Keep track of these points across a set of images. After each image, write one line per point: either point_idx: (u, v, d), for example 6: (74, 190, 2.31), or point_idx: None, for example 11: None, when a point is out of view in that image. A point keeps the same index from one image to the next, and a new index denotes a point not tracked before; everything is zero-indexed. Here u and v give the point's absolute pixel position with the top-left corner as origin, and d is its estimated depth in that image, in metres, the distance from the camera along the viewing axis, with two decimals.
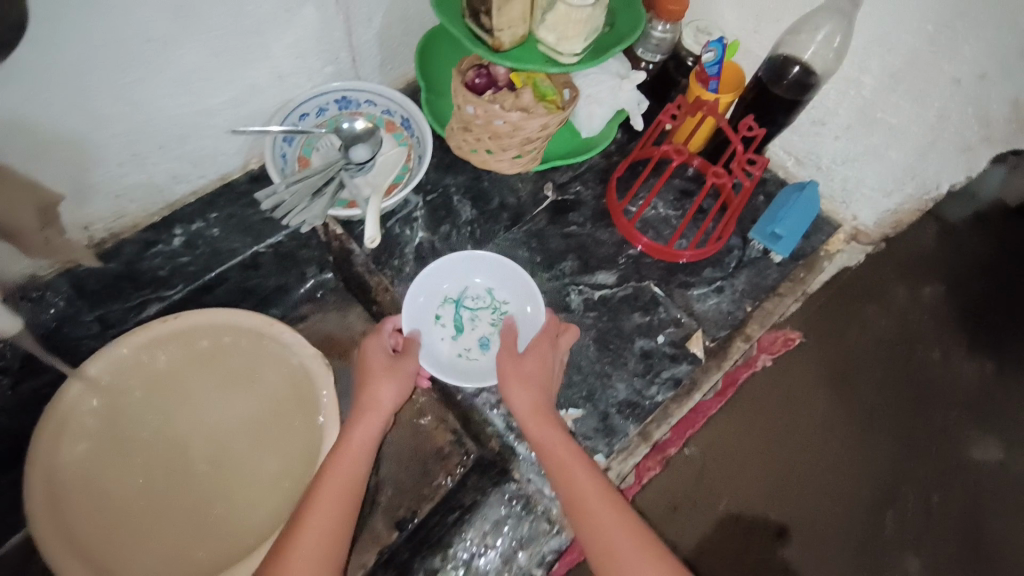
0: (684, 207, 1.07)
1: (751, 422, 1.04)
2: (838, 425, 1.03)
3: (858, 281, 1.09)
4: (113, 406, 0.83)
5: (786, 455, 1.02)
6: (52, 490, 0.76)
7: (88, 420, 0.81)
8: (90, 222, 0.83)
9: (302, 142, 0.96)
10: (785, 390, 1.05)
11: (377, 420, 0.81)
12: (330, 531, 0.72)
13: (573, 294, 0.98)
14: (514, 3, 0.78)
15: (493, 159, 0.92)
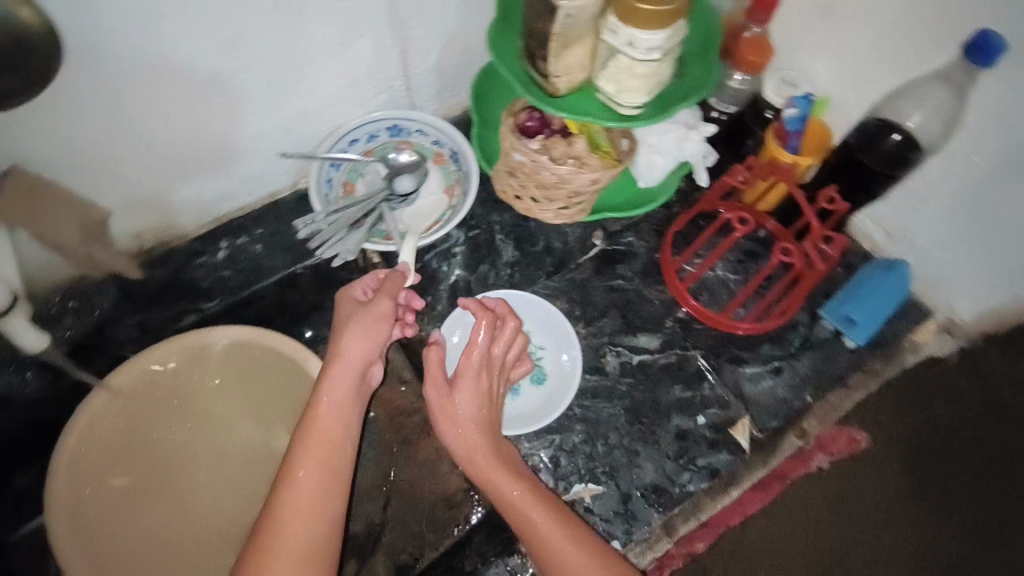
0: (746, 273, 0.97)
1: (819, 496, 0.88)
2: (916, 509, 0.88)
3: (952, 380, 0.92)
4: (136, 415, 0.85)
5: (854, 533, 0.88)
6: (70, 502, 0.77)
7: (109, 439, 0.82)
8: (139, 231, 0.87)
9: (348, 168, 0.94)
10: (857, 464, 0.90)
11: (353, 384, 0.76)
12: (314, 494, 0.69)
13: (610, 355, 0.91)
14: (574, 50, 0.73)
15: (537, 208, 0.87)
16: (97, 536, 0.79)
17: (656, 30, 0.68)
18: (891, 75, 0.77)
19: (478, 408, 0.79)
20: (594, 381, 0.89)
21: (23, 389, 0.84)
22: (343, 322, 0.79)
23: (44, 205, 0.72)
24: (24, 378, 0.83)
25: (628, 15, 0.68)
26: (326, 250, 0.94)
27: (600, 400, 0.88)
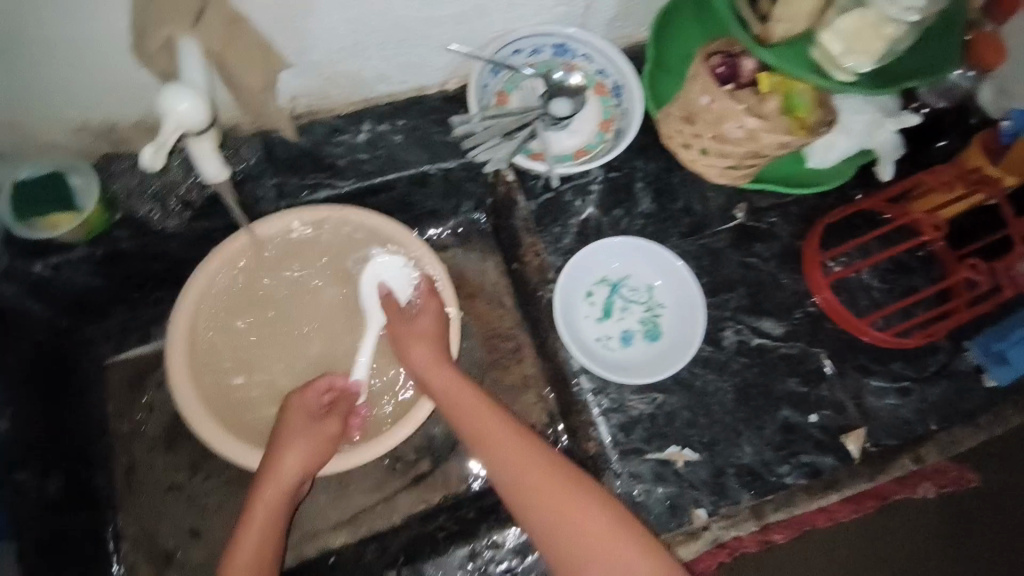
0: (894, 287, 0.91)
1: (895, 525, 0.87)
2: (995, 563, 0.86)
3: None
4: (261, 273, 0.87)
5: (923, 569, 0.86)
6: (189, 340, 0.81)
7: (237, 290, 0.86)
8: (296, 94, 0.84)
9: (507, 77, 0.89)
10: (947, 505, 0.88)
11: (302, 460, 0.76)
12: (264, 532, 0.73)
13: (729, 331, 0.87)
14: None
15: (703, 162, 0.81)
16: (213, 371, 0.84)
17: None
18: None
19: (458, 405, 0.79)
20: (707, 351, 0.85)
21: (163, 220, 0.83)
22: (289, 424, 0.78)
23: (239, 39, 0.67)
24: (167, 209, 0.82)
25: None
26: (479, 153, 0.90)
27: (711, 372, 0.84)
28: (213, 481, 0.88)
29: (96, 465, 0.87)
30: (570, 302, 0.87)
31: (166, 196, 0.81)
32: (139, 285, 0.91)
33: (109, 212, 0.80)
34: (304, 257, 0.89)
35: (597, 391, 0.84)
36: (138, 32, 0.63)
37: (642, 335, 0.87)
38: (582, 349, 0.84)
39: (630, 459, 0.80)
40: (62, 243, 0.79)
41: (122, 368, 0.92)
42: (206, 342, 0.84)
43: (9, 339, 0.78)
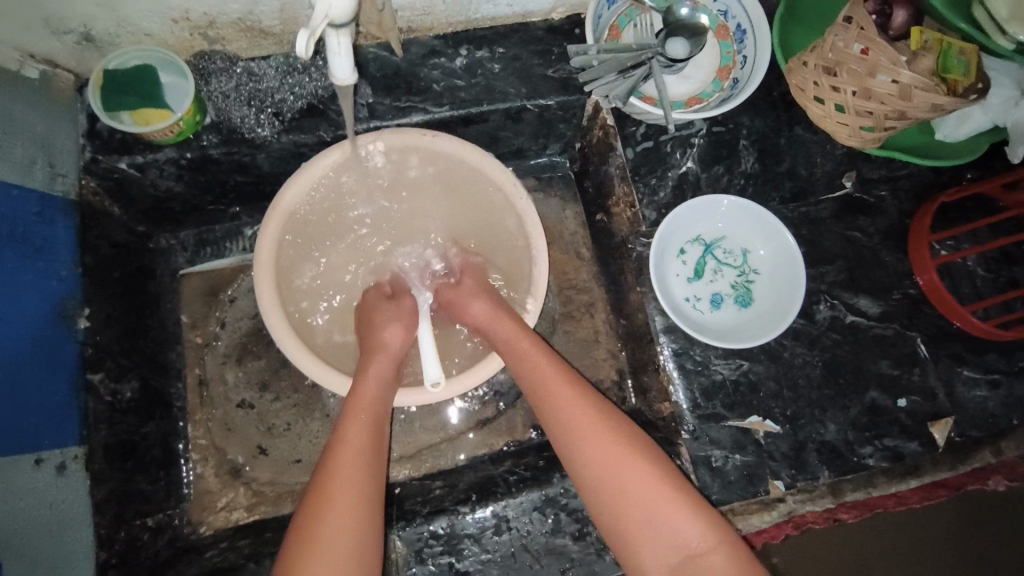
0: (998, 277, 0.86)
1: (957, 514, 0.87)
2: None
3: None
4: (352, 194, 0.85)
5: (978, 559, 0.87)
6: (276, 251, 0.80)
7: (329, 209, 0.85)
8: (403, 6, 0.80)
9: (622, 10, 0.84)
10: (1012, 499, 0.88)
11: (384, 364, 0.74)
12: (365, 485, 0.63)
13: (823, 305, 0.83)
14: None
15: (830, 119, 0.76)
16: (295, 289, 0.83)
17: None
18: None
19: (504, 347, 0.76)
20: (799, 323, 0.82)
21: (254, 128, 0.79)
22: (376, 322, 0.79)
23: None
24: (260, 117, 0.79)
25: None
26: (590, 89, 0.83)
27: (800, 345, 0.81)
28: (283, 401, 0.89)
29: (170, 373, 0.86)
30: (665, 259, 0.84)
31: (260, 104, 0.79)
32: (217, 196, 0.88)
33: (199, 114, 0.77)
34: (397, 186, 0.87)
35: (679, 354, 0.80)
36: None
37: (733, 300, 0.84)
38: (672, 307, 0.82)
39: (710, 424, 0.78)
40: (151, 141, 0.76)
41: (198, 279, 0.92)
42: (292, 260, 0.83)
43: (89, 238, 0.78)
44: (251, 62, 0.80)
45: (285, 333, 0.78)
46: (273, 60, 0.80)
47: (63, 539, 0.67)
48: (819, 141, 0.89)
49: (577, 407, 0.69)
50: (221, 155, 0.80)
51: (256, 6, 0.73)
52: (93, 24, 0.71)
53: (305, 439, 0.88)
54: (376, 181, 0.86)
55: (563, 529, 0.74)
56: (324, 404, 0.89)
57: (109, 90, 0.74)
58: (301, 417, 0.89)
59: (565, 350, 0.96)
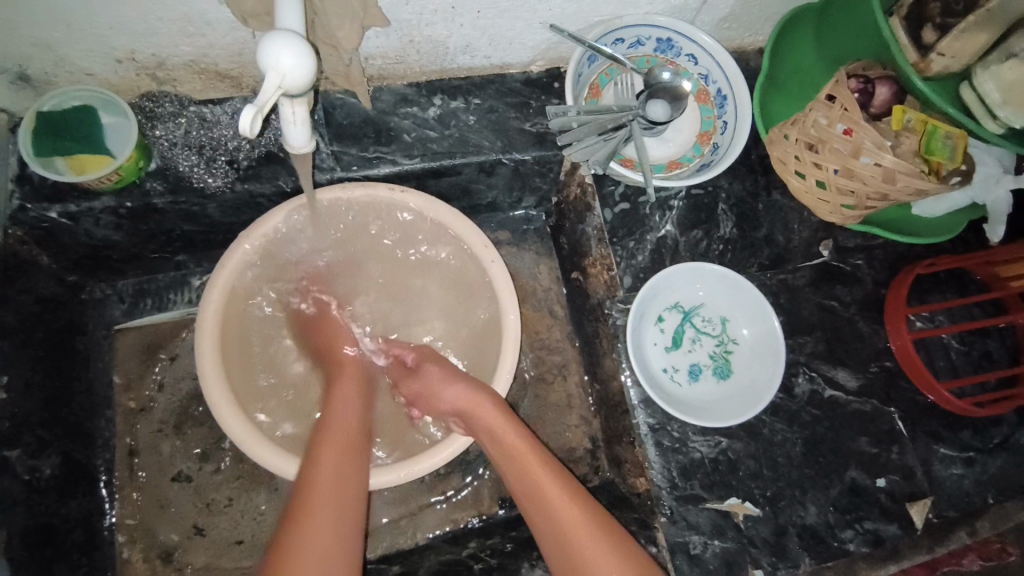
0: (971, 350, 0.86)
1: None
2: None
3: None
4: (309, 250, 0.79)
5: None
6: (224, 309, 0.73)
7: (303, 255, 0.80)
8: (374, 54, 0.76)
9: (602, 68, 0.82)
10: None
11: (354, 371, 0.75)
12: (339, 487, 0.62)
13: (802, 378, 0.81)
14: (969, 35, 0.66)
15: (814, 194, 0.74)
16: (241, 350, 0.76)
17: None
18: None
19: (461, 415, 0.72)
20: (778, 398, 0.80)
21: (204, 177, 0.73)
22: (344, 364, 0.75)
23: None
24: (212, 166, 0.73)
25: None
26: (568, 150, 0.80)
27: (779, 421, 0.78)
28: (225, 474, 0.81)
29: (97, 444, 0.77)
30: (643, 320, 0.81)
31: (212, 152, 0.73)
32: (161, 244, 0.81)
33: (143, 160, 0.71)
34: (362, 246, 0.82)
35: (655, 429, 0.76)
36: None
37: (712, 373, 0.81)
38: (647, 378, 0.78)
39: (688, 507, 0.74)
40: (88, 189, 0.69)
41: (135, 336, 0.84)
42: (257, 298, 0.78)
43: (11, 294, 0.70)
44: (204, 107, 0.73)
45: (216, 379, 0.71)
46: (228, 106, 0.74)
47: None
48: (794, 208, 0.88)
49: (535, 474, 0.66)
50: (167, 205, 0.73)
51: (211, 49, 0.67)
52: (27, 62, 0.64)
53: (248, 518, 0.80)
54: (338, 235, 0.80)
55: None
56: (272, 479, 0.81)
57: (42, 133, 0.67)
58: (245, 490, 0.81)
59: (537, 414, 0.91)
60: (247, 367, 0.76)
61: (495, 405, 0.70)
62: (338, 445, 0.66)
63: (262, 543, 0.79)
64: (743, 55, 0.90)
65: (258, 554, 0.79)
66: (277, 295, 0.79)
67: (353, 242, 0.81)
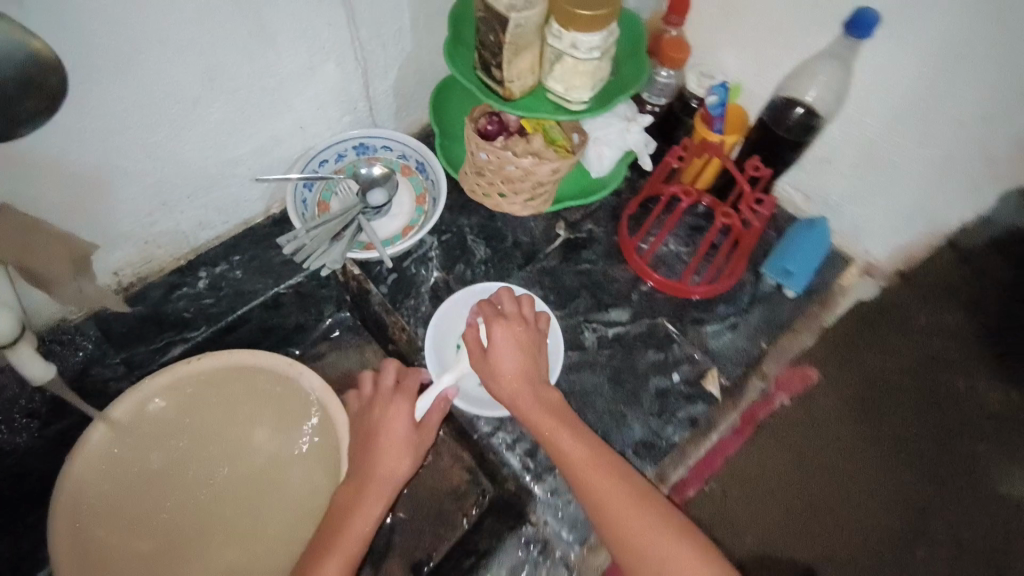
0: (696, 244, 1.07)
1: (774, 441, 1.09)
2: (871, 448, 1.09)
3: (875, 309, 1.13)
4: (130, 462, 0.82)
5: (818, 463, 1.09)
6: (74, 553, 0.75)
7: (126, 470, 0.82)
8: (119, 267, 0.88)
9: (321, 187, 0.99)
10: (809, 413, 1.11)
11: (391, 454, 0.82)
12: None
13: (587, 332, 0.98)
14: (523, 57, 0.82)
15: (505, 202, 0.93)
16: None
17: (596, 32, 0.77)
18: (774, 50, 0.91)
19: (518, 370, 0.83)
20: (575, 356, 0.96)
21: (12, 437, 0.80)
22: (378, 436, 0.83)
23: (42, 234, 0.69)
24: (15, 425, 0.80)
25: (569, 19, 0.76)
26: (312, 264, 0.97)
27: (584, 371, 0.95)
28: None
29: None
30: (444, 348, 0.94)
31: (9, 415, 0.79)
32: None
33: None
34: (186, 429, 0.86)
35: (499, 427, 0.90)
36: None
37: None
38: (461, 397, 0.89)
39: (547, 479, 0.87)
40: None
41: None
42: (102, 532, 0.79)
43: None
44: None
45: None
46: None
47: None
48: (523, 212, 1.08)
49: (581, 453, 0.77)
50: None
51: None
52: None
53: None
54: (155, 435, 0.84)
55: None
56: None
57: None
58: None
59: (416, 476, 1.00)
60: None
61: (552, 408, 0.81)
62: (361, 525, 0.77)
63: None
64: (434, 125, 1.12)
65: None
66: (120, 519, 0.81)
67: (170, 434, 0.85)
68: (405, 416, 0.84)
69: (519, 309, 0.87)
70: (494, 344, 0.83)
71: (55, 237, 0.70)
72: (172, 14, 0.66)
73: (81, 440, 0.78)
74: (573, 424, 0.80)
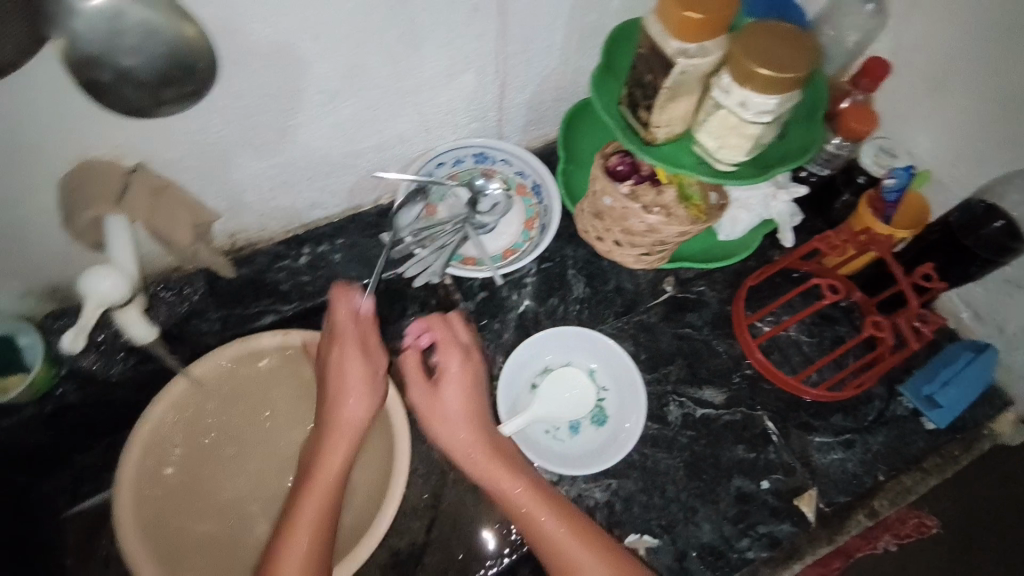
0: (822, 339, 0.95)
1: None
2: None
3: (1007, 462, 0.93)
4: (201, 419, 0.86)
5: None
6: (140, 480, 0.78)
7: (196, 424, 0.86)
8: (234, 231, 0.91)
9: (432, 190, 0.97)
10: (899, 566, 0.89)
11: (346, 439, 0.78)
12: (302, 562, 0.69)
13: (673, 405, 0.89)
14: (679, 103, 0.74)
15: (618, 251, 0.86)
16: (169, 529, 0.81)
17: (772, 95, 0.68)
18: (995, 138, 0.79)
19: (467, 404, 0.80)
20: (654, 429, 0.87)
21: (109, 369, 0.87)
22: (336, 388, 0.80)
23: (167, 200, 0.73)
24: (114, 358, 0.87)
25: (746, 77, 0.67)
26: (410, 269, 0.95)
27: (660, 450, 0.86)
28: None
29: None
30: (520, 391, 0.90)
31: (111, 348, 0.86)
32: (88, 432, 0.92)
33: (54, 367, 0.84)
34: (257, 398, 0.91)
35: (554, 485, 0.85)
36: (72, 203, 0.68)
37: (588, 421, 0.88)
38: (528, 446, 0.85)
39: None
40: (11, 405, 0.82)
41: (76, 522, 0.90)
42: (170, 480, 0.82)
43: None
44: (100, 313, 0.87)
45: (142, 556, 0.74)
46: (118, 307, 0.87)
47: None
48: None
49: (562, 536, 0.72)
50: (81, 399, 0.87)
51: None
52: None
53: None
54: (229, 398, 0.88)
55: None
56: None
57: None
58: None
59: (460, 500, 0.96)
60: (166, 535, 0.80)
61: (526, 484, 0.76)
62: (317, 495, 0.74)
63: None
64: None
65: None
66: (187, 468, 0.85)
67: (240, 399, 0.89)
68: (356, 361, 0.81)
69: (473, 355, 0.83)
70: (455, 361, 0.82)
71: (184, 203, 0.77)
72: (335, 13, 0.67)
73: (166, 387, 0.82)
74: (556, 500, 0.76)
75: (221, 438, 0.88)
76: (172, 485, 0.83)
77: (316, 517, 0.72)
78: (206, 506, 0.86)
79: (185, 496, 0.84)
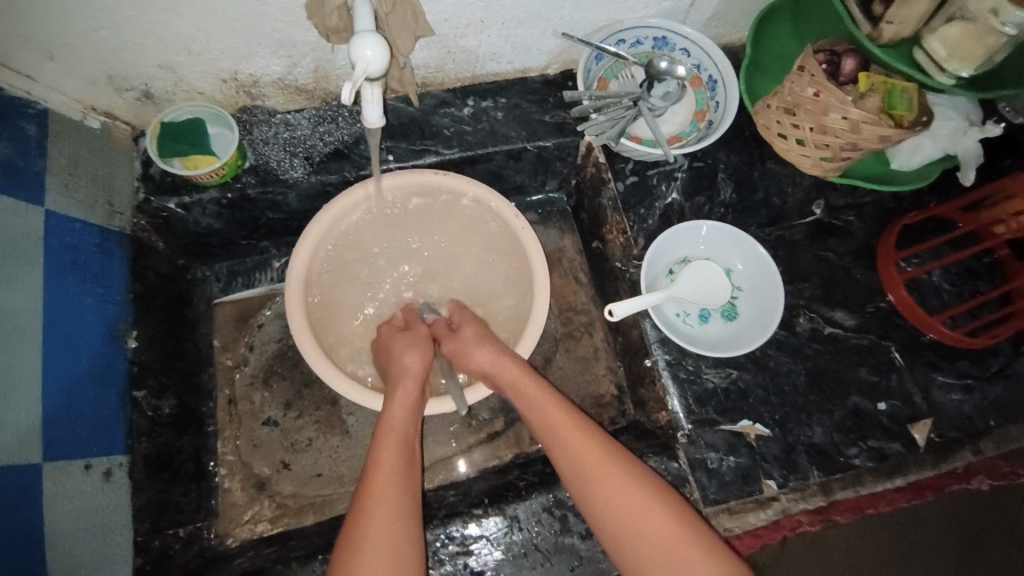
0: (962, 290, 0.94)
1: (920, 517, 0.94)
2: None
3: None
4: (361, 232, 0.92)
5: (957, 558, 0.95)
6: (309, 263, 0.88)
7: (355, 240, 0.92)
8: (419, 65, 0.91)
9: (608, 65, 0.96)
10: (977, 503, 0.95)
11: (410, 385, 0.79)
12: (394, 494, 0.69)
13: (803, 318, 0.91)
14: (920, 1, 0.73)
15: (796, 150, 0.87)
16: (322, 316, 0.90)
17: None
18: None
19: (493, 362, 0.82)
20: (781, 335, 0.90)
21: (288, 170, 0.90)
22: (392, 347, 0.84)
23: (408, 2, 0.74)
24: (293, 161, 0.90)
25: None
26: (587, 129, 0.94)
27: (784, 355, 0.88)
28: (305, 417, 0.97)
29: (202, 393, 0.94)
30: (658, 277, 0.93)
31: (295, 149, 0.90)
32: (250, 231, 0.98)
33: (241, 159, 0.87)
34: (407, 228, 0.95)
35: (669, 366, 0.86)
36: None
37: (717, 315, 0.92)
38: (662, 320, 0.89)
39: (705, 429, 0.84)
40: (198, 184, 0.86)
41: (231, 308, 1.02)
42: (331, 274, 0.91)
43: (140, 269, 0.87)
44: (287, 115, 0.91)
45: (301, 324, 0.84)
46: (304, 114, 0.91)
47: (110, 541, 0.73)
48: (788, 173, 0.97)
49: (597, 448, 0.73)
50: (258, 195, 0.90)
51: (295, 67, 0.84)
52: (153, 83, 0.81)
53: (326, 454, 0.95)
54: (391, 219, 0.93)
55: (543, 526, 0.79)
56: (345, 423, 0.97)
57: (165, 138, 0.85)
58: (323, 435, 0.96)
59: (568, 366, 1.04)
60: (319, 318, 0.90)
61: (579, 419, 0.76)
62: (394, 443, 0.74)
63: (338, 473, 0.95)
64: (734, 47, 1.03)
65: (337, 482, 0.94)
66: (344, 270, 0.93)
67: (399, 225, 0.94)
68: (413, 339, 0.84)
69: (467, 314, 0.89)
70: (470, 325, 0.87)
71: (413, 18, 0.77)
72: None
73: (350, 192, 0.88)
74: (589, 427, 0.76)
75: (377, 255, 0.95)
76: (331, 287, 0.91)
77: (395, 461, 0.72)
78: (348, 312, 0.93)
79: (336, 295, 0.92)
